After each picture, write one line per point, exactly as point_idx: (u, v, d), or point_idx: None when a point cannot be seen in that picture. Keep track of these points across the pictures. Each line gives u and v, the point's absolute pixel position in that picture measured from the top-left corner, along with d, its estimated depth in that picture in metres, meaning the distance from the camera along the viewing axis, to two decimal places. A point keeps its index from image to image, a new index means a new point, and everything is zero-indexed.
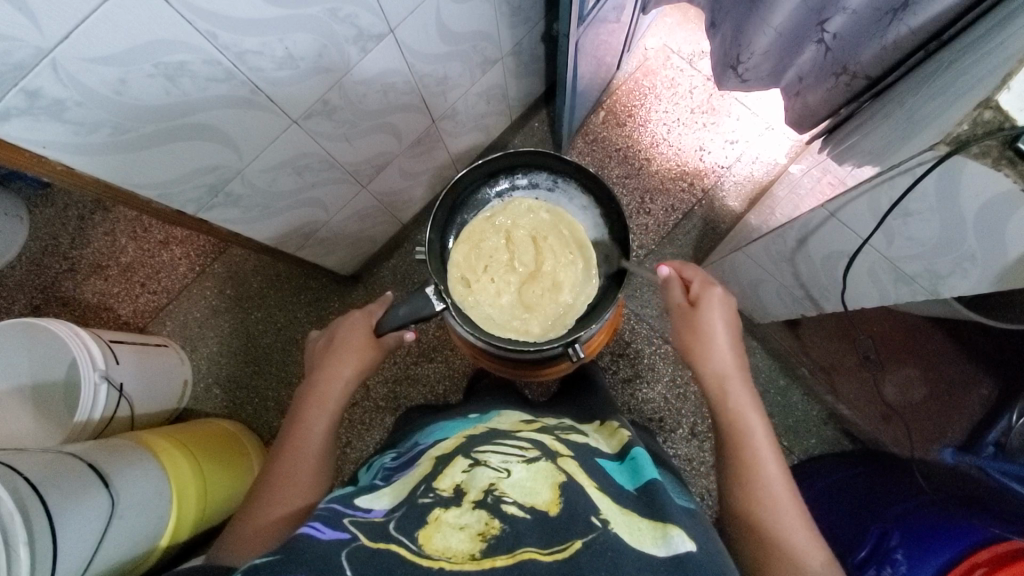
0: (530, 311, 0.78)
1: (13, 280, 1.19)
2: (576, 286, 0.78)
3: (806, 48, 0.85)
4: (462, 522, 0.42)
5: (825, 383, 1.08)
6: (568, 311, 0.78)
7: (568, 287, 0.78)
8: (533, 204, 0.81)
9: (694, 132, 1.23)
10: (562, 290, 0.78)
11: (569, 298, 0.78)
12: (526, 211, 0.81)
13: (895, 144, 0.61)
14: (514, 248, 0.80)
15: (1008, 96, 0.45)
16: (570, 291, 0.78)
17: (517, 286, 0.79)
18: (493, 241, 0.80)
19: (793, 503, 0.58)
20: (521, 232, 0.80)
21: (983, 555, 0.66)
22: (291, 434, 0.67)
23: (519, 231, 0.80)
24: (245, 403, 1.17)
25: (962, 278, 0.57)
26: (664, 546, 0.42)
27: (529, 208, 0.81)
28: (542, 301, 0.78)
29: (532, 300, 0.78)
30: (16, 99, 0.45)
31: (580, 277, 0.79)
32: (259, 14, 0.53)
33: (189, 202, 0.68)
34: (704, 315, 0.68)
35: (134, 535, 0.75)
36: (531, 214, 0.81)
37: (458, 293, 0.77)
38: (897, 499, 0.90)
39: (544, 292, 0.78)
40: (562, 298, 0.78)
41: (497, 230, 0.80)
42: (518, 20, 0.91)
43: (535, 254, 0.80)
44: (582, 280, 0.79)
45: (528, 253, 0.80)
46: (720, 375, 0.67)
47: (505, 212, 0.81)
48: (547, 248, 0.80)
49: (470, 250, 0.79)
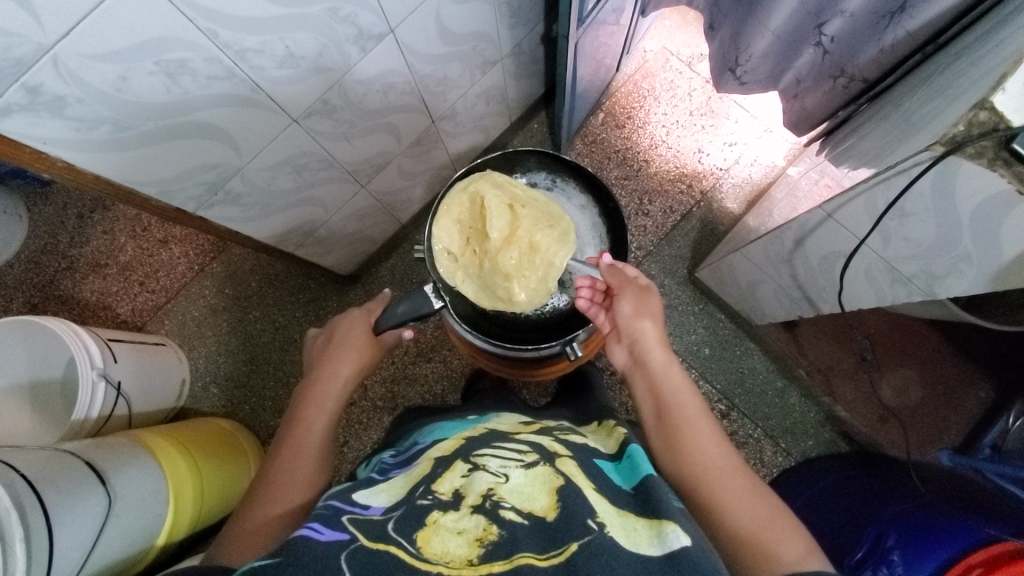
0: (510, 279, 0.73)
1: (12, 278, 1.18)
2: (555, 248, 0.74)
3: (804, 52, 0.86)
4: (460, 527, 0.42)
5: (822, 384, 1.09)
6: (549, 272, 0.73)
7: (547, 249, 0.73)
8: (504, 180, 0.77)
9: (692, 134, 1.24)
10: (539, 254, 0.73)
11: (548, 258, 0.73)
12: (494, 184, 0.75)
13: (891, 146, 0.61)
14: (488, 211, 0.72)
15: (1003, 98, 0.46)
16: (549, 254, 0.73)
17: (495, 253, 0.72)
18: (469, 214, 0.75)
19: (750, 487, 0.55)
20: (494, 199, 0.73)
21: (979, 556, 0.66)
22: (289, 433, 0.67)
23: (491, 197, 0.73)
24: (243, 403, 1.17)
25: (958, 279, 0.57)
26: (659, 545, 0.42)
27: (496, 180, 0.76)
28: (521, 268, 0.73)
29: (511, 267, 0.72)
30: (17, 95, 0.45)
31: (557, 240, 0.74)
32: (262, 13, 0.53)
33: (189, 200, 0.69)
34: (651, 302, 0.68)
35: (130, 534, 0.75)
36: (505, 185, 0.76)
37: (445, 268, 0.76)
38: (895, 502, 0.90)
39: (522, 257, 0.73)
40: (540, 260, 0.73)
41: (472, 202, 0.75)
42: (518, 21, 0.91)
43: (509, 219, 0.73)
44: (560, 243, 0.74)
45: (501, 218, 0.72)
46: (657, 361, 0.65)
47: (475, 184, 0.75)
48: (523, 214, 0.74)
49: (450, 226, 0.76)
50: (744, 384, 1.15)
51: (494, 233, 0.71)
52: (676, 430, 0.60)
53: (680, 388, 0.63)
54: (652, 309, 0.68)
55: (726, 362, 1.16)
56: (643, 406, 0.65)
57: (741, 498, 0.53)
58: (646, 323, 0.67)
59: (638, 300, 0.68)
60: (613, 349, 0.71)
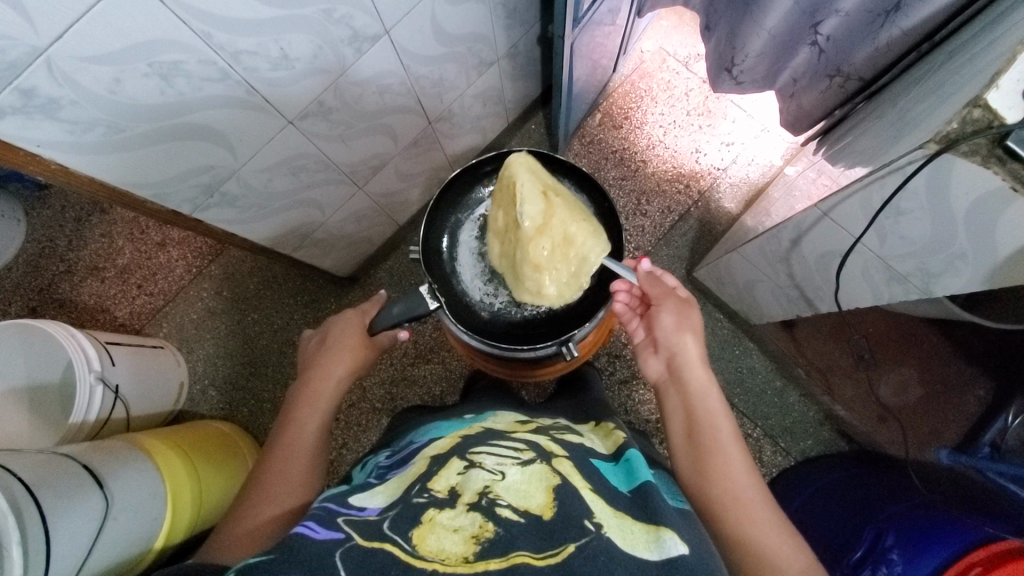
0: (541, 269, 0.73)
1: (9, 282, 1.18)
2: (589, 242, 0.72)
3: (799, 50, 0.86)
4: (456, 524, 0.41)
5: (821, 384, 1.09)
6: (582, 267, 0.72)
7: (580, 242, 0.72)
8: (535, 162, 0.76)
9: (689, 135, 1.24)
10: (572, 246, 0.72)
11: (581, 252, 0.72)
12: (528, 171, 0.74)
13: (886, 145, 0.61)
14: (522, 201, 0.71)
15: (997, 95, 0.46)
16: (581, 247, 0.72)
17: (527, 242, 0.72)
18: (505, 200, 0.75)
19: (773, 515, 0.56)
20: (528, 184, 0.72)
21: (978, 554, 0.66)
22: (284, 433, 0.67)
23: (524, 184, 0.72)
24: (242, 404, 1.17)
25: (954, 276, 0.57)
26: (656, 550, 0.42)
27: (530, 166, 0.74)
28: (551, 260, 0.72)
29: (542, 258, 0.72)
30: (10, 98, 0.45)
31: (592, 234, 0.72)
32: (253, 14, 0.53)
33: (184, 203, 0.69)
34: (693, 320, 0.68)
35: (127, 537, 0.75)
36: (538, 171, 0.75)
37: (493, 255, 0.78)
38: (891, 503, 0.91)
39: (554, 249, 0.72)
40: (573, 254, 0.72)
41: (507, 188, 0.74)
42: (513, 22, 0.91)
43: (542, 207, 0.72)
44: (595, 238, 0.72)
45: (535, 205, 0.71)
46: (694, 376, 0.65)
47: (510, 169, 0.74)
48: (557, 203, 0.73)
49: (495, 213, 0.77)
50: (744, 383, 1.15)
51: (526, 221, 0.71)
52: (703, 444, 0.61)
53: (713, 405, 0.63)
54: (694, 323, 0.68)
55: (725, 362, 1.16)
56: (672, 418, 0.66)
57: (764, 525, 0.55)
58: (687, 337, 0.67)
59: (680, 313, 0.68)
60: (646, 358, 0.71)
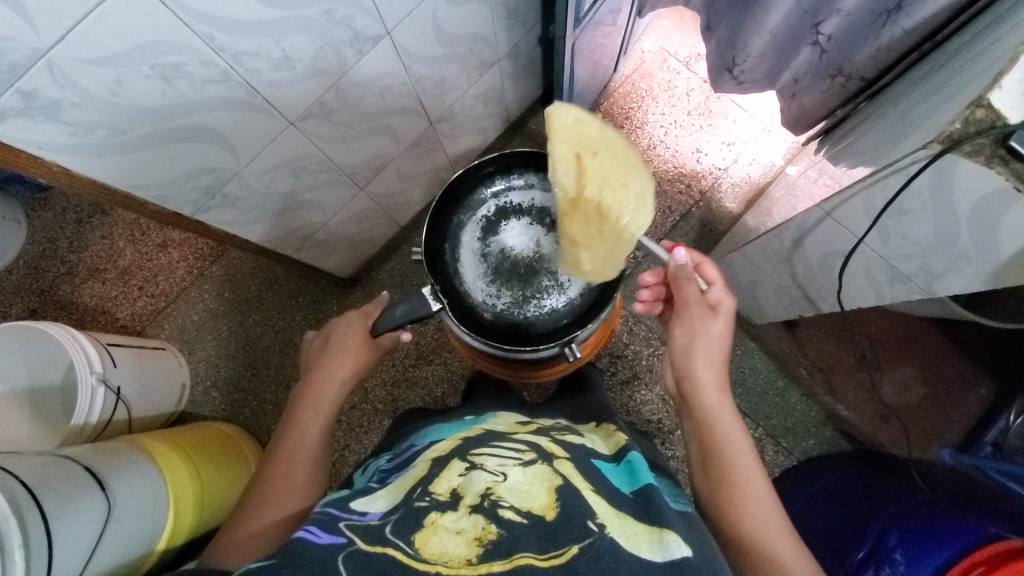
0: (578, 245, 0.70)
1: (11, 283, 1.19)
2: (626, 212, 0.66)
3: (800, 50, 0.86)
4: (459, 527, 0.42)
5: (823, 384, 1.09)
6: (617, 244, 0.67)
7: (616, 214, 0.66)
8: (579, 115, 0.69)
9: (691, 134, 1.23)
10: (609, 217, 0.67)
11: (618, 225, 0.67)
12: (570, 121, 0.69)
13: (888, 145, 0.61)
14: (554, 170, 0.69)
15: (999, 95, 0.46)
16: (617, 219, 0.66)
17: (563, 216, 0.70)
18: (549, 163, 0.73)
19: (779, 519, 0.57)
20: (562, 147, 0.68)
21: (981, 554, 0.66)
22: (286, 435, 0.67)
23: (557, 148, 0.68)
24: (243, 406, 1.17)
25: (957, 277, 0.57)
26: (660, 551, 0.42)
27: (571, 120, 0.69)
28: (587, 234, 0.69)
29: (578, 233, 0.69)
30: (12, 100, 0.45)
31: (629, 202, 0.66)
32: (254, 15, 0.53)
33: (186, 204, 0.69)
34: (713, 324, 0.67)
35: (129, 540, 0.75)
36: (578, 127, 0.69)
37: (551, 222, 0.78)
38: (893, 501, 0.89)
39: (589, 222, 0.68)
40: (609, 227, 0.67)
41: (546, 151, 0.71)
42: (514, 23, 0.91)
43: (576, 173, 0.68)
44: (633, 207, 0.66)
45: (568, 173, 0.68)
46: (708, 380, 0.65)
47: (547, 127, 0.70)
48: (592, 166, 0.67)
49: None
50: (745, 383, 1.15)
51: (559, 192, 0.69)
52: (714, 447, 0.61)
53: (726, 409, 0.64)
54: (717, 330, 0.66)
55: (727, 362, 1.16)
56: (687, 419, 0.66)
57: (770, 529, 0.55)
58: (705, 343, 0.66)
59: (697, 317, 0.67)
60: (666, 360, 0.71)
